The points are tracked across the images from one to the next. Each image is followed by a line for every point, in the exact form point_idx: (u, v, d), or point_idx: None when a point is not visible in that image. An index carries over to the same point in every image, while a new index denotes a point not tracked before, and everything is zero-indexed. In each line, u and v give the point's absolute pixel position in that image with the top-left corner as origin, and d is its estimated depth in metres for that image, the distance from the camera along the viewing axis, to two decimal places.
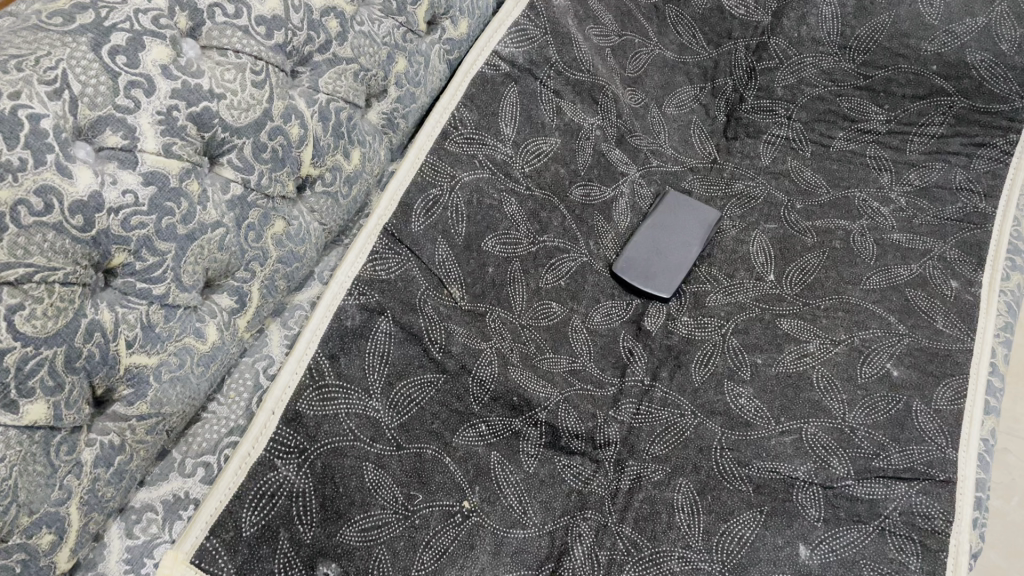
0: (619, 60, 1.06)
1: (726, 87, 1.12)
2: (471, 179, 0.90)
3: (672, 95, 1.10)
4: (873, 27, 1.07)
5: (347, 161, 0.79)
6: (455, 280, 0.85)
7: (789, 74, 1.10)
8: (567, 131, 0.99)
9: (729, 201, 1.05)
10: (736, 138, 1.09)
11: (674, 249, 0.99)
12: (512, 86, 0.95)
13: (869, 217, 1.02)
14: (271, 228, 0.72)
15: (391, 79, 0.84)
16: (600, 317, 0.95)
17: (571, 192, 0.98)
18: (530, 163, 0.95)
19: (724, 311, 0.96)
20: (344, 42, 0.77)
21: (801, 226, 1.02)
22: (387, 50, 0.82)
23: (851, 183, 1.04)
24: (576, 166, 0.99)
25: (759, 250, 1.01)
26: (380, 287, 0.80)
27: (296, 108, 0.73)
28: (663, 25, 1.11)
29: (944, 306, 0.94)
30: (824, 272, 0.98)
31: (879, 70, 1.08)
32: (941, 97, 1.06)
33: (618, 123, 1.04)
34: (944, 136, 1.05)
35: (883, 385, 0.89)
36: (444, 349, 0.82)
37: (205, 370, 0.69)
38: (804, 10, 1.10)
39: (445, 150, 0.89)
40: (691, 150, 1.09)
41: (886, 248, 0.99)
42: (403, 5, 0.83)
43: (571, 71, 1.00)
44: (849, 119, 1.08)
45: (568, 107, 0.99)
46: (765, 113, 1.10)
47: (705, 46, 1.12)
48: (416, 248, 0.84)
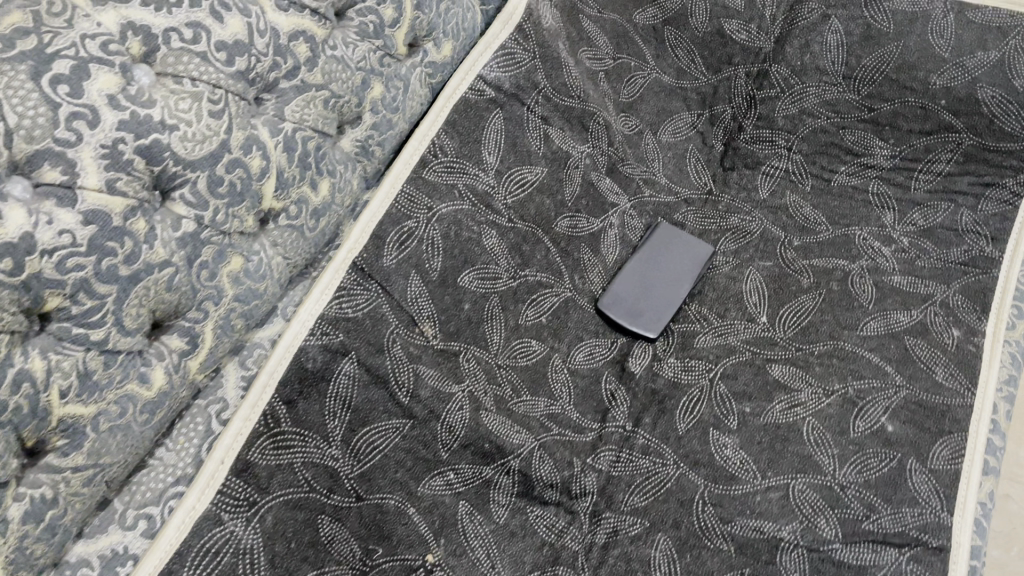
0: (612, 84, 1.02)
1: (725, 115, 1.06)
2: (449, 211, 0.85)
3: (668, 122, 1.05)
4: (880, 58, 1.01)
5: (315, 193, 0.75)
6: (427, 318, 0.81)
7: (790, 103, 1.04)
8: (554, 160, 0.95)
9: (723, 236, 1.01)
10: (734, 168, 1.05)
11: (664, 286, 0.95)
12: (498, 112, 0.91)
13: (869, 258, 0.97)
14: (227, 266, 0.68)
15: (366, 106, 0.80)
16: (582, 357, 0.91)
17: (557, 224, 0.94)
18: (513, 194, 0.90)
19: (712, 354, 0.92)
20: (314, 69, 0.73)
21: (798, 264, 0.97)
22: (361, 76, 0.78)
23: (852, 221, 1.00)
24: (563, 197, 0.95)
25: (753, 288, 0.96)
26: (345, 326, 0.76)
27: (257, 139, 0.68)
28: (661, 47, 1.07)
29: (945, 356, 0.89)
30: (820, 315, 0.93)
31: (885, 103, 1.01)
32: (949, 133, 0.99)
33: (609, 151, 1.00)
34: (952, 174, 0.99)
35: (877, 440, 0.84)
36: (412, 394, 0.77)
37: (150, 418, 0.65)
38: (808, 37, 1.04)
39: (423, 180, 0.85)
40: (686, 180, 1.04)
41: (886, 291, 0.94)
42: (381, 27, 0.79)
43: (560, 97, 0.95)
44: (852, 153, 1.02)
45: (556, 134, 0.95)
46: (765, 144, 1.04)
47: (705, 71, 1.07)
48: (387, 283, 0.80)
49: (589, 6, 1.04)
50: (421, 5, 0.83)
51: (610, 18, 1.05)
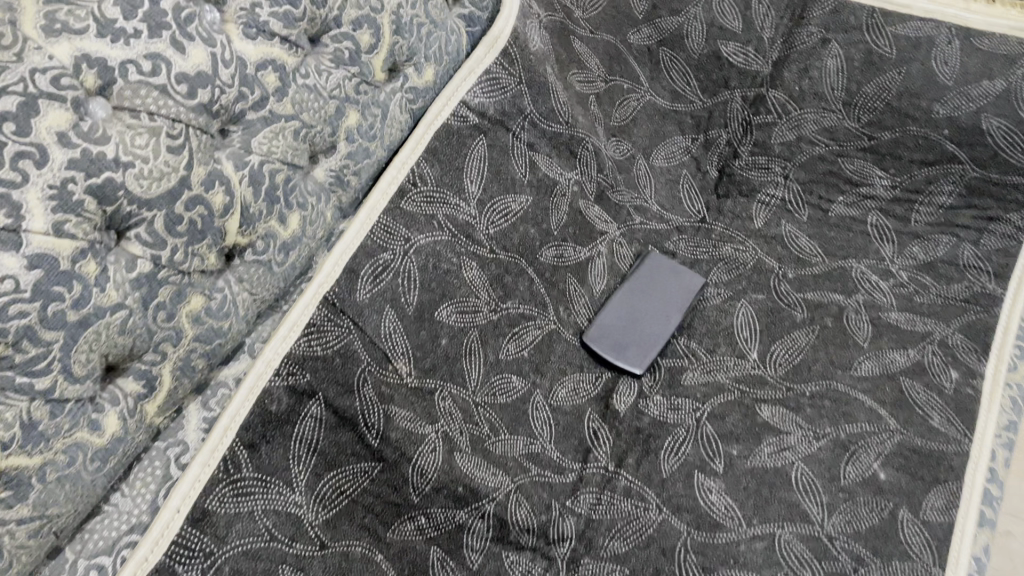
0: (603, 107, 0.99)
1: (720, 140, 1.03)
2: (428, 243, 0.83)
3: (661, 147, 1.02)
4: (880, 84, 0.97)
5: (283, 227, 0.72)
6: (401, 354, 0.78)
7: (788, 130, 1.01)
8: (540, 188, 0.92)
9: (714, 266, 0.98)
10: (728, 196, 1.01)
11: (652, 319, 0.92)
12: (481, 139, 0.88)
13: (865, 292, 0.94)
14: (186, 306, 0.65)
15: (340, 134, 0.77)
16: (565, 393, 0.88)
17: (541, 254, 0.91)
18: (495, 224, 0.88)
19: (700, 393, 0.89)
20: (283, 99, 0.70)
21: (791, 298, 0.94)
22: (335, 105, 0.75)
23: (849, 253, 0.96)
24: (549, 226, 0.92)
25: (744, 322, 0.93)
26: (313, 365, 0.73)
27: (220, 173, 0.66)
28: (656, 69, 1.03)
29: (941, 400, 0.86)
30: (812, 353, 0.90)
31: (886, 131, 0.97)
32: (952, 164, 0.96)
33: (599, 178, 0.97)
34: (954, 207, 0.96)
35: (868, 488, 0.81)
36: (382, 436, 0.74)
37: (102, 465, 0.62)
38: (807, 62, 1.00)
39: (400, 210, 0.82)
40: (678, 207, 1.01)
41: (883, 329, 0.91)
42: (357, 54, 0.77)
43: (547, 123, 0.92)
44: (851, 183, 0.98)
45: (543, 161, 0.92)
46: (760, 171, 1.01)
47: (700, 95, 1.03)
48: (360, 318, 0.77)
49: (581, 26, 1.01)
50: (400, 30, 0.80)
51: (603, 39, 1.02)
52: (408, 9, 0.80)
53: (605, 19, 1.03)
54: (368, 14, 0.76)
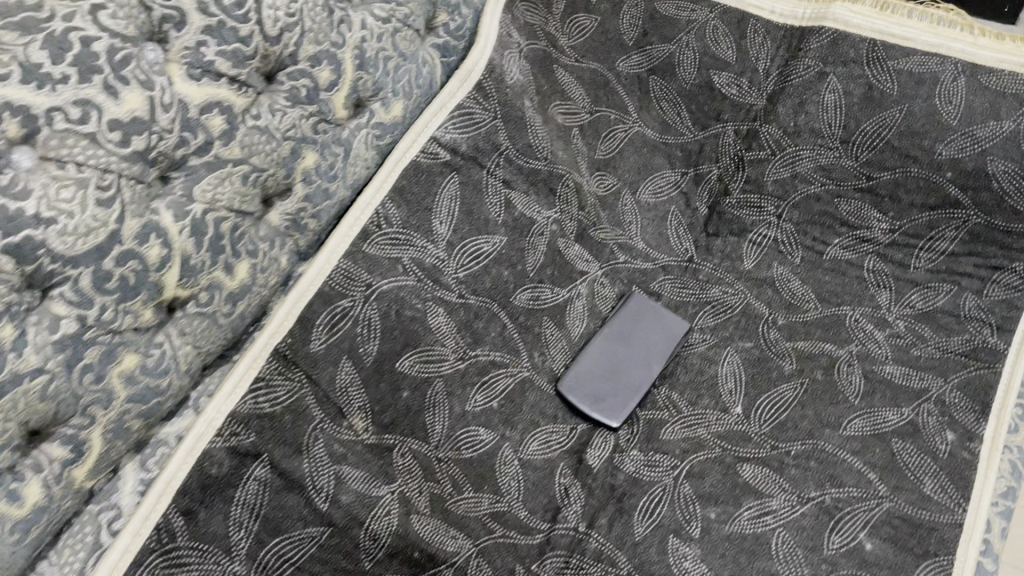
0: (586, 140, 0.95)
1: (710, 175, 0.98)
2: (391, 288, 0.78)
3: (649, 181, 0.97)
4: (881, 122, 0.91)
5: (230, 277, 0.68)
6: (358, 409, 0.74)
7: (782, 167, 0.95)
8: (515, 228, 0.87)
9: (702, 309, 0.93)
10: (718, 235, 0.97)
11: (631, 368, 0.88)
12: (452, 176, 0.83)
13: (859, 342, 0.88)
14: (118, 365, 0.61)
15: (296, 176, 0.73)
16: (536, 445, 0.83)
17: (516, 297, 0.86)
18: (465, 266, 0.83)
19: (679, 448, 0.84)
20: (230, 142, 0.66)
21: (780, 347, 0.89)
22: (289, 146, 0.71)
23: (845, 300, 0.91)
24: (524, 267, 0.87)
25: (729, 373, 0.88)
26: (259, 424, 0.69)
27: (157, 224, 0.62)
28: (645, 98, 0.98)
29: (934, 465, 0.81)
30: (800, 410, 0.85)
31: (885, 172, 0.92)
32: (955, 210, 0.90)
33: (580, 217, 0.92)
34: (955, 254, 0.90)
35: (853, 560, 0.76)
36: (332, 499, 0.70)
37: (22, 538, 0.57)
38: (803, 96, 0.94)
39: (363, 254, 0.78)
40: (665, 245, 0.96)
41: (875, 385, 0.86)
42: (315, 92, 0.72)
43: (524, 159, 0.88)
44: (847, 225, 0.93)
45: (519, 199, 0.87)
46: (752, 209, 0.96)
47: (691, 127, 0.98)
48: (314, 371, 0.73)
49: (566, 54, 0.96)
50: (365, 64, 0.75)
51: (589, 67, 0.97)
52: (373, 42, 0.76)
53: (591, 46, 0.98)
54: (328, 49, 0.72)
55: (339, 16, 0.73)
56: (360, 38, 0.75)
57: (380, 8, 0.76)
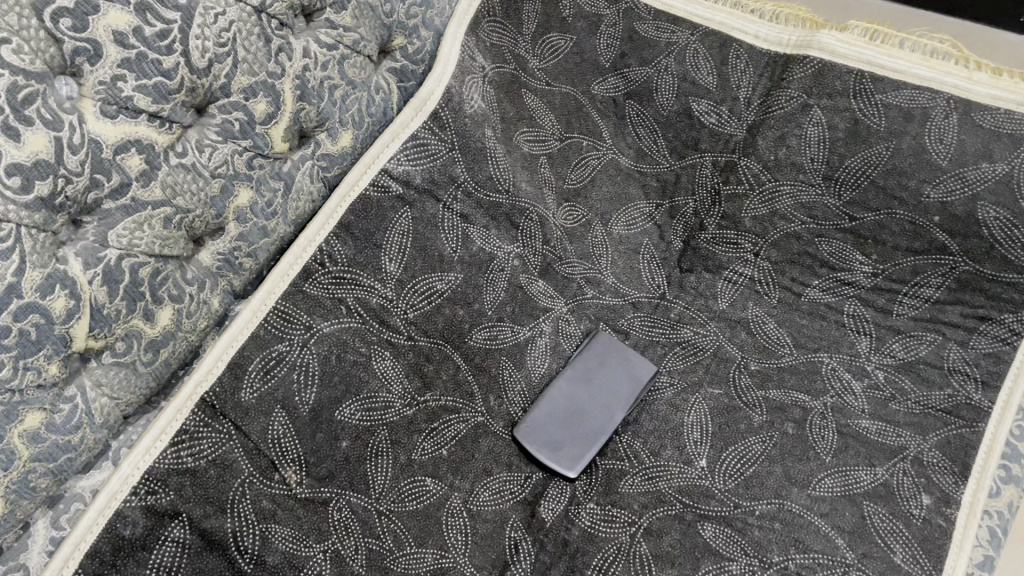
0: (555, 169, 0.90)
1: (686, 208, 0.93)
2: (333, 330, 0.75)
3: (621, 212, 0.92)
4: (866, 159, 0.86)
5: (149, 325, 0.64)
6: (292, 461, 0.70)
7: (761, 203, 0.90)
8: (473, 264, 0.83)
9: (671, 350, 0.88)
10: (692, 271, 0.91)
11: (593, 414, 0.82)
12: (405, 211, 0.80)
13: (835, 393, 0.83)
14: (19, 425, 0.56)
15: (228, 215, 0.68)
16: (487, 495, 0.77)
17: (471, 336, 0.82)
18: (416, 306, 0.79)
19: (638, 503, 0.79)
20: (150, 183, 0.61)
21: (751, 396, 0.84)
22: (219, 184, 0.66)
23: (821, 346, 0.86)
24: (481, 305, 0.83)
25: (696, 422, 0.83)
26: (179, 481, 0.66)
27: (63, 274, 0.57)
28: (619, 123, 0.93)
29: (906, 532, 0.76)
30: (767, 465, 0.80)
31: (869, 212, 0.87)
32: (942, 256, 0.84)
33: (544, 250, 0.88)
34: (941, 302, 0.85)
35: None
36: (256, 560, 0.66)
37: None
38: (784, 129, 0.89)
39: (302, 294, 0.74)
40: (637, 281, 0.91)
41: (849, 441, 0.81)
42: (249, 125, 0.67)
43: (484, 192, 0.85)
44: (828, 266, 0.88)
45: (478, 235, 0.84)
46: (728, 246, 0.91)
47: (667, 155, 0.93)
48: (243, 421, 0.69)
49: (536, 78, 0.91)
50: (306, 94, 0.71)
51: (560, 91, 0.92)
52: (316, 71, 0.71)
53: (564, 69, 0.93)
54: (264, 80, 0.67)
55: (276, 45, 0.67)
56: (301, 67, 0.69)
57: (325, 34, 0.71)
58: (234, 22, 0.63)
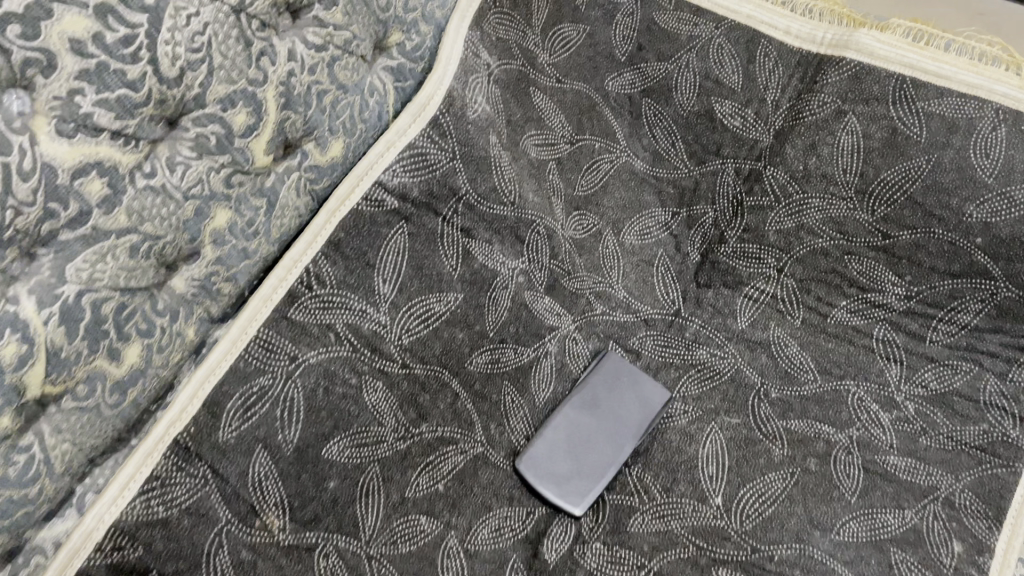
0: (565, 175, 0.83)
1: (705, 218, 0.87)
2: (319, 360, 0.68)
3: (635, 220, 0.86)
4: (904, 172, 0.79)
5: (114, 365, 0.57)
6: (273, 506, 0.64)
7: (786, 216, 0.84)
8: (474, 282, 0.76)
9: (686, 373, 0.82)
10: (710, 286, 0.85)
11: (602, 444, 0.76)
12: (401, 225, 0.73)
13: (862, 426, 0.78)
14: None
15: (204, 238, 0.61)
16: (487, 533, 0.70)
17: (471, 361, 0.75)
18: (410, 330, 0.72)
19: (650, 544, 0.72)
20: (113, 210, 0.54)
21: (771, 427, 0.79)
22: (193, 206, 0.59)
23: (847, 373, 0.80)
24: (483, 327, 0.76)
25: (712, 454, 0.77)
26: (149, 534, 0.60)
27: (14, 316, 0.50)
28: (635, 123, 0.86)
29: None
30: (788, 505, 0.74)
31: (905, 230, 0.80)
32: (982, 280, 0.78)
33: (552, 265, 0.81)
34: (979, 329, 0.79)
35: None
36: None
37: None
38: (816, 136, 0.82)
39: (287, 321, 0.67)
40: (650, 294, 0.85)
41: (876, 480, 0.75)
42: (228, 138, 0.60)
43: (486, 204, 0.77)
44: (857, 286, 0.82)
45: (480, 249, 0.77)
46: (750, 260, 0.85)
47: (686, 160, 0.86)
48: (220, 464, 0.63)
49: (545, 74, 0.83)
50: (291, 102, 0.64)
51: (572, 88, 0.84)
52: (302, 76, 0.64)
53: (575, 64, 0.84)
54: (244, 89, 0.60)
55: (258, 48, 0.60)
56: (286, 72, 0.63)
57: (313, 34, 0.64)
58: (209, 24, 0.56)
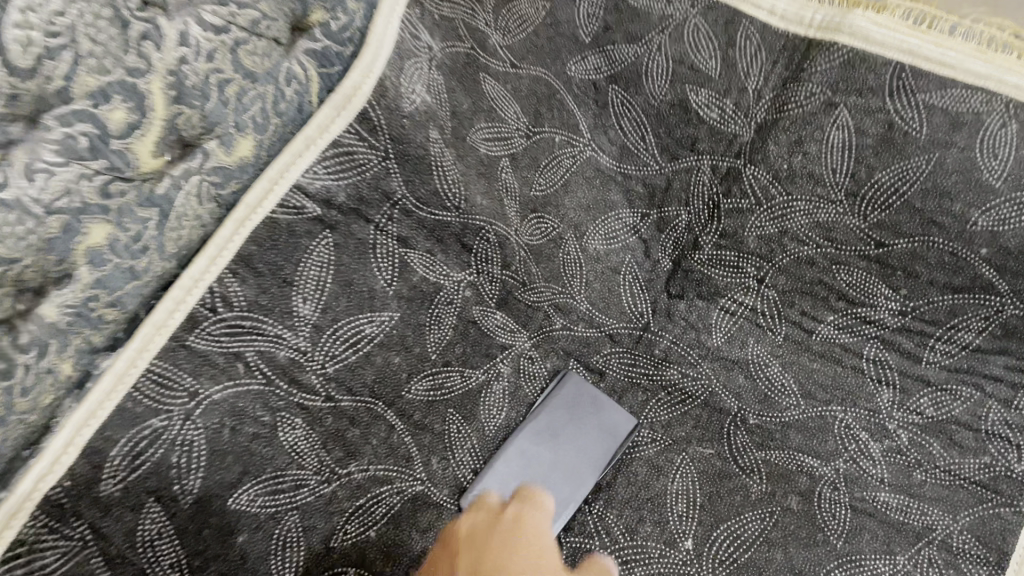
0: (520, 173, 0.73)
1: (678, 221, 0.77)
2: (227, 396, 0.59)
3: (600, 223, 0.76)
4: (901, 174, 0.69)
5: None
6: (168, 568, 0.56)
7: (768, 219, 0.74)
8: (415, 298, 0.68)
9: (653, 397, 0.73)
10: (682, 297, 0.77)
11: (559, 479, 0.67)
12: (325, 236, 0.63)
13: (849, 458, 0.70)
14: None
15: (77, 258, 0.50)
16: None
17: (410, 388, 0.66)
18: (337, 356, 0.64)
19: None
20: None
21: (748, 459, 0.70)
22: (60, 220, 0.48)
23: (833, 398, 0.72)
24: (424, 349, 0.68)
25: (682, 491, 0.69)
26: None
27: None
28: (602, 112, 0.76)
29: None
30: (766, 550, 0.66)
31: (902, 239, 0.71)
32: (987, 296, 0.69)
33: (504, 276, 0.72)
34: (982, 350, 0.70)
35: None
36: None
37: None
38: (802, 132, 0.72)
39: (186, 350, 0.58)
40: (616, 305, 0.76)
41: (865, 522, 0.67)
42: (102, 139, 0.50)
43: (427, 210, 0.68)
44: (846, 300, 0.73)
45: (419, 261, 0.68)
46: (727, 268, 0.76)
47: (657, 156, 0.76)
48: (103, 521, 0.55)
49: (498, 58, 0.72)
50: (183, 94, 0.53)
51: (529, 75, 0.73)
52: (198, 63, 0.53)
53: (534, 46, 0.74)
54: (121, 79, 0.49)
55: (138, 30, 0.50)
56: (176, 59, 0.52)
57: (211, 12, 0.53)
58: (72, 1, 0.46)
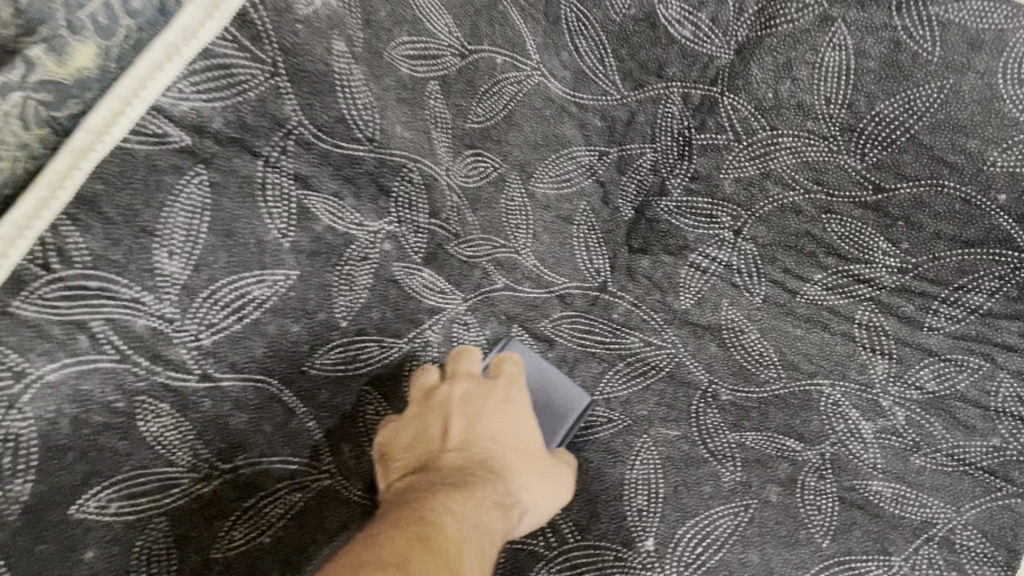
0: (453, 100, 0.59)
1: (640, 160, 0.65)
2: (67, 377, 0.45)
3: (550, 162, 0.63)
4: (909, 100, 0.59)
5: None
6: None
7: (747, 159, 0.63)
8: (319, 253, 0.54)
9: (609, 368, 0.62)
10: (646, 252, 0.65)
11: None
12: (199, 173, 0.48)
13: (837, 441, 0.59)
14: None
15: None
16: None
17: (315, 361, 0.55)
18: (214, 327, 0.50)
19: None
20: None
21: (721, 442, 0.59)
22: None
23: (820, 370, 0.61)
24: (335, 312, 0.56)
25: (643, 480, 0.58)
26: None
27: None
28: (553, 31, 0.62)
29: None
30: (740, 550, 0.56)
31: (903, 181, 0.60)
32: (1004, 251, 0.60)
33: (434, 225, 0.60)
34: (995, 316, 0.60)
35: None
36: None
37: None
38: (792, 53, 0.61)
39: (9, 318, 0.43)
40: (568, 261, 0.64)
41: (857, 518, 0.57)
42: None
43: (332, 140, 0.53)
44: (835, 254, 0.62)
45: (323, 205, 0.54)
46: (699, 216, 0.64)
47: (618, 83, 0.63)
48: None
49: None
50: None
51: None
52: None
53: None
54: None
55: None
56: None
57: None
58: None
